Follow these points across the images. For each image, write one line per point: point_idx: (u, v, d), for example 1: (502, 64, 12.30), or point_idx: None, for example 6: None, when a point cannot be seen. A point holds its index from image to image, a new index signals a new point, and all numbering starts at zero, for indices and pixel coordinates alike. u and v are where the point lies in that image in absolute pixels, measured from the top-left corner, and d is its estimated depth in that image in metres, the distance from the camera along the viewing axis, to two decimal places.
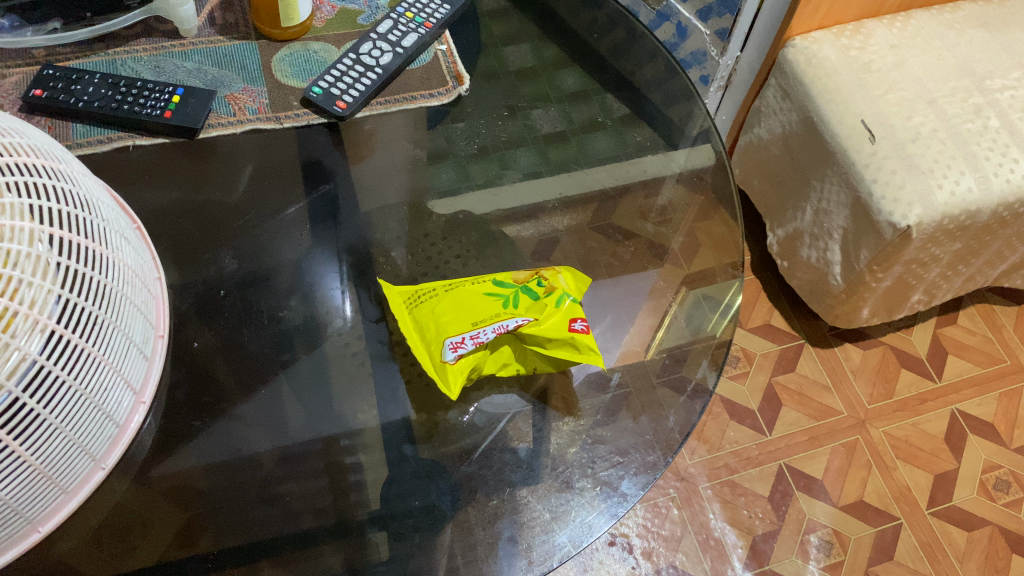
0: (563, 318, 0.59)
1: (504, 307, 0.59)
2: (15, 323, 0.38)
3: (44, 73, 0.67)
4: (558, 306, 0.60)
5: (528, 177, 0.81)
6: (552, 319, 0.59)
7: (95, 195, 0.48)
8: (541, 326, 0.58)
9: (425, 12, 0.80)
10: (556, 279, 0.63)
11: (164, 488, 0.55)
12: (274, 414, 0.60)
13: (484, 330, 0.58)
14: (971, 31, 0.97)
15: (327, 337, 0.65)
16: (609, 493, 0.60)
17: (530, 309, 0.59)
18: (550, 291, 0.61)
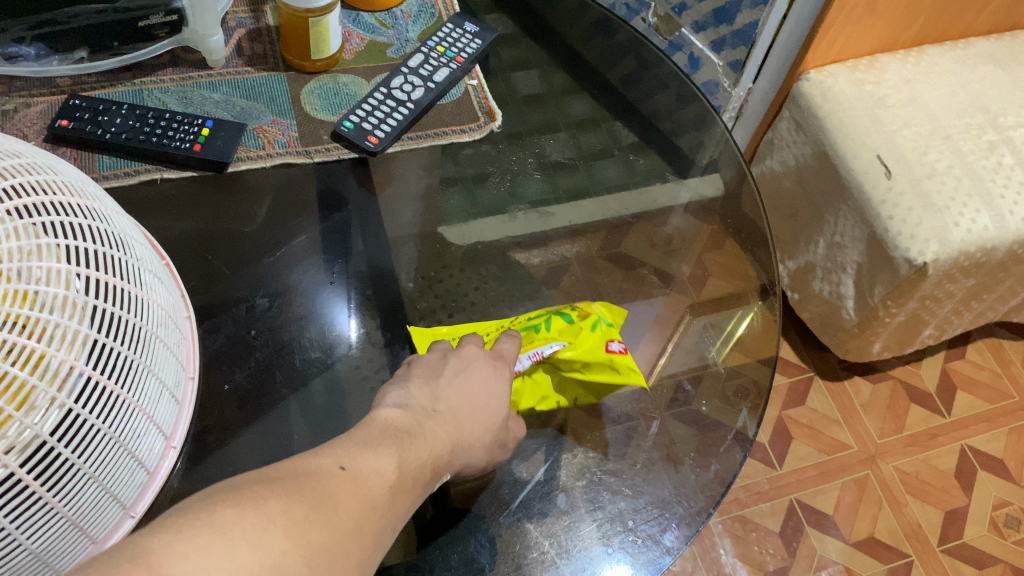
0: (599, 340, 0.59)
1: (538, 333, 0.59)
2: (49, 366, 0.37)
3: (70, 103, 0.66)
4: (592, 328, 0.60)
5: (535, 206, 0.80)
6: (588, 341, 0.58)
7: (128, 235, 0.47)
8: (578, 347, 0.58)
9: (457, 47, 0.79)
10: (588, 307, 0.63)
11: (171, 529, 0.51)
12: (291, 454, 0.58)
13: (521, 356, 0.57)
14: (983, 67, 0.95)
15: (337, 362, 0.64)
16: (653, 547, 0.59)
17: (564, 334, 0.59)
18: (583, 317, 0.61)
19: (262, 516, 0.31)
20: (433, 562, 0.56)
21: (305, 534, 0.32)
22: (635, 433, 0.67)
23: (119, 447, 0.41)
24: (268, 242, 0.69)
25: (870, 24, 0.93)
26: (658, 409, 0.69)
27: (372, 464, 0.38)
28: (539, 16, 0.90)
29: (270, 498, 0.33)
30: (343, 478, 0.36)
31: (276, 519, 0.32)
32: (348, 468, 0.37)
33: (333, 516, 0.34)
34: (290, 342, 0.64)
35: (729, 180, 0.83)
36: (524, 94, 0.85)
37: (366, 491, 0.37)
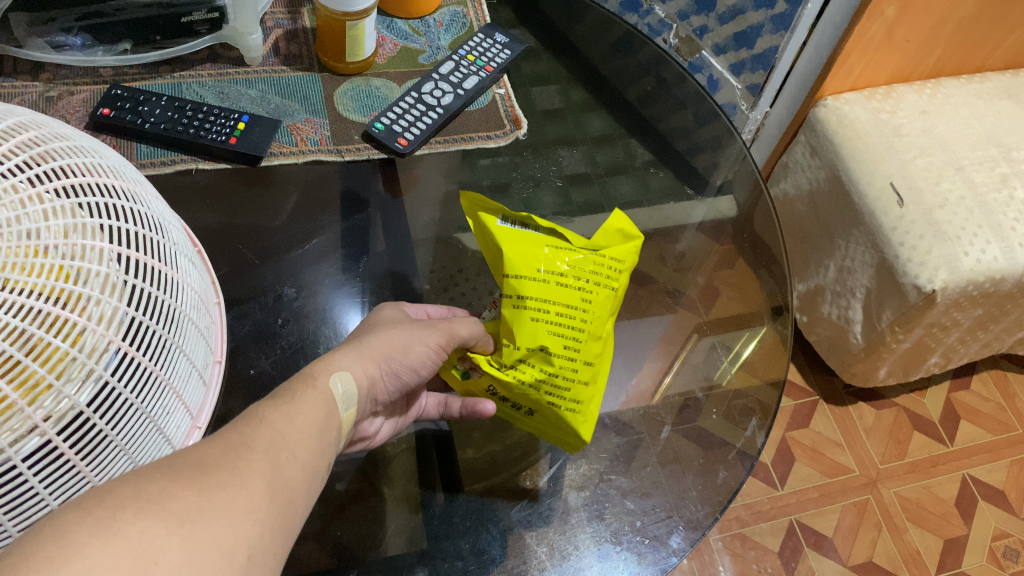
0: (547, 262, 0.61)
1: None
2: (83, 339, 0.38)
3: (113, 92, 0.68)
4: None
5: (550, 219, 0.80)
6: None
7: (165, 220, 0.49)
8: None
9: (487, 56, 0.81)
10: None
11: None
12: None
13: None
14: (998, 101, 0.96)
15: None
16: (658, 548, 0.61)
17: None
18: None
19: (110, 503, 0.31)
20: (444, 553, 0.58)
21: (162, 502, 0.32)
22: (642, 442, 0.69)
23: (149, 421, 0.43)
24: (298, 234, 0.71)
25: (888, 54, 0.94)
26: (668, 415, 0.71)
27: (236, 431, 0.39)
28: (562, 32, 0.91)
29: (124, 484, 0.32)
30: (209, 451, 0.37)
31: (128, 502, 0.31)
32: (210, 442, 0.38)
33: (202, 480, 0.34)
34: (313, 336, 0.65)
35: (743, 200, 0.84)
36: (542, 109, 0.85)
37: (237, 455, 0.37)
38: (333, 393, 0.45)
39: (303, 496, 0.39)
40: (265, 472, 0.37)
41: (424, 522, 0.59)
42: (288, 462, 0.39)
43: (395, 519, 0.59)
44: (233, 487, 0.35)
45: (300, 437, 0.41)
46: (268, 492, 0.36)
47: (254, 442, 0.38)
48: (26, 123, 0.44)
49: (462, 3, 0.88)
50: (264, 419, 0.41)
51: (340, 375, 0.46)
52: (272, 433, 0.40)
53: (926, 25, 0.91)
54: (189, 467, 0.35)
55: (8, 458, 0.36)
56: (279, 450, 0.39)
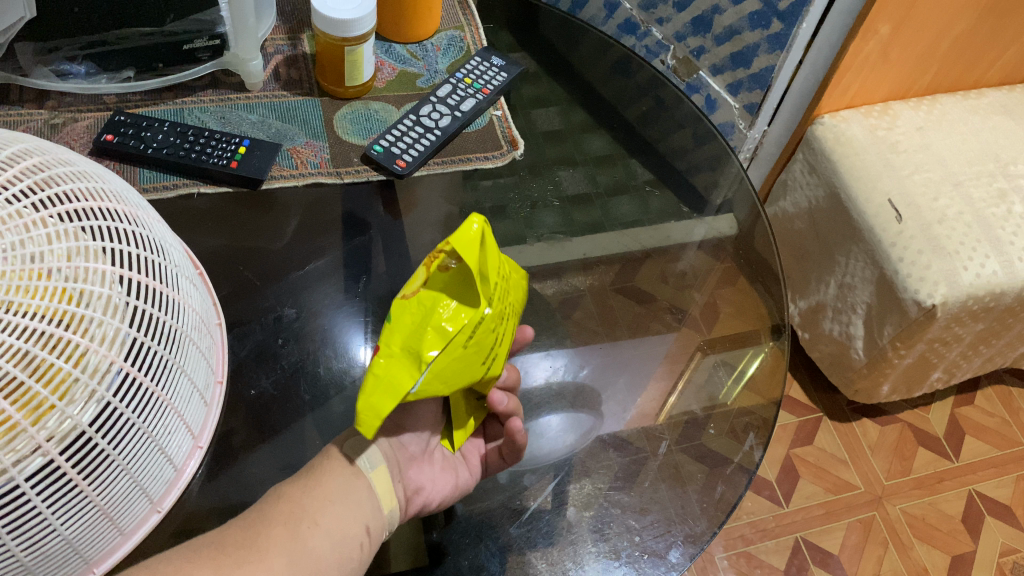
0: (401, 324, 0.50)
1: None
2: (86, 359, 0.39)
3: (116, 119, 0.70)
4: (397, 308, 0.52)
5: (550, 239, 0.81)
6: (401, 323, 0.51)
7: (167, 242, 0.50)
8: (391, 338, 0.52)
9: (484, 78, 0.82)
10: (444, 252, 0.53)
11: (176, 530, 0.53)
12: (301, 457, 0.60)
13: None
14: (995, 117, 0.97)
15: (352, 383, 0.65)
16: (657, 562, 0.61)
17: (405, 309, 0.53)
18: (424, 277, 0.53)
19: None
20: (444, 570, 0.58)
21: None
22: (644, 460, 0.69)
23: (150, 441, 0.44)
24: (300, 256, 0.72)
25: (885, 71, 0.95)
26: (670, 433, 0.72)
27: (258, 511, 0.48)
28: (560, 54, 0.92)
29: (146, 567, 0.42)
30: (232, 532, 0.46)
31: None
32: (236, 529, 0.46)
33: (219, 559, 0.43)
34: (314, 356, 0.66)
35: (743, 219, 0.84)
36: (542, 131, 0.86)
37: (257, 531, 0.46)
38: (352, 457, 0.52)
39: (331, 562, 0.47)
40: (284, 549, 0.45)
41: (425, 542, 0.59)
42: (307, 533, 0.47)
43: (396, 537, 0.59)
44: (252, 561, 0.44)
45: (326, 508, 0.48)
46: (285, 563, 0.44)
47: (272, 520, 0.47)
48: (31, 149, 0.46)
49: (459, 27, 0.89)
50: (285, 497, 0.49)
51: (359, 443, 0.53)
52: (292, 506, 0.48)
53: (922, 42, 0.92)
54: (213, 549, 0.44)
55: (12, 477, 0.37)
56: (298, 522, 0.47)
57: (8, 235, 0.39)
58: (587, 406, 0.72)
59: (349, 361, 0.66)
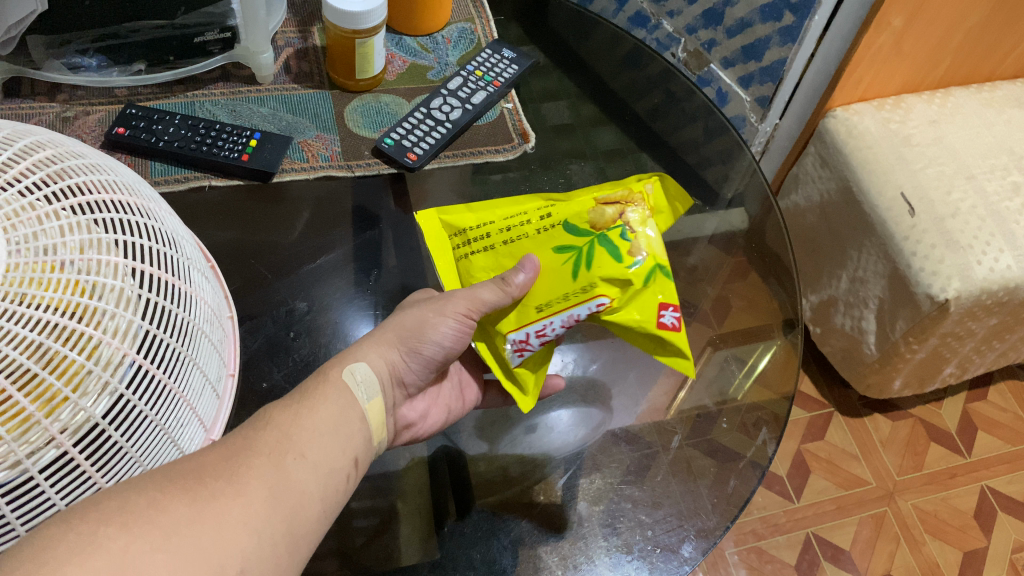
0: (654, 301, 0.58)
1: (573, 287, 0.58)
2: (98, 352, 0.39)
3: (127, 111, 0.70)
4: (646, 284, 0.58)
5: None
6: (633, 300, 0.58)
7: (179, 236, 0.50)
8: (618, 312, 0.58)
9: (495, 71, 0.82)
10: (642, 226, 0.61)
11: None
12: None
13: (552, 321, 0.58)
14: (1009, 110, 0.96)
15: None
16: (670, 556, 0.61)
17: (606, 280, 0.58)
18: (632, 251, 0.59)
19: (94, 517, 0.33)
20: (456, 563, 0.58)
21: (149, 516, 0.34)
22: (655, 454, 0.68)
23: (164, 434, 0.44)
24: (310, 250, 0.72)
25: (897, 64, 0.94)
26: (682, 427, 0.71)
27: (242, 435, 0.42)
28: (571, 46, 0.91)
29: (111, 498, 0.35)
30: (209, 459, 0.39)
31: (112, 516, 0.34)
32: (213, 450, 0.40)
33: (194, 490, 0.37)
34: (325, 348, 0.66)
35: (755, 213, 0.83)
36: (552, 124, 0.86)
37: (238, 460, 0.40)
38: (349, 384, 0.48)
39: (315, 497, 0.41)
40: (268, 480, 0.39)
41: (437, 536, 0.59)
42: (294, 465, 0.41)
43: (407, 531, 0.59)
44: (228, 497, 0.37)
45: (315, 439, 0.43)
46: (267, 498, 0.39)
47: (257, 446, 0.41)
48: (43, 142, 0.46)
49: (470, 20, 0.89)
50: (272, 420, 0.43)
51: (356, 367, 0.49)
52: (279, 433, 0.42)
53: (934, 35, 0.91)
54: (185, 477, 0.37)
55: (26, 469, 0.37)
56: (284, 453, 0.41)
57: (21, 229, 0.39)
58: (599, 400, 0.72)
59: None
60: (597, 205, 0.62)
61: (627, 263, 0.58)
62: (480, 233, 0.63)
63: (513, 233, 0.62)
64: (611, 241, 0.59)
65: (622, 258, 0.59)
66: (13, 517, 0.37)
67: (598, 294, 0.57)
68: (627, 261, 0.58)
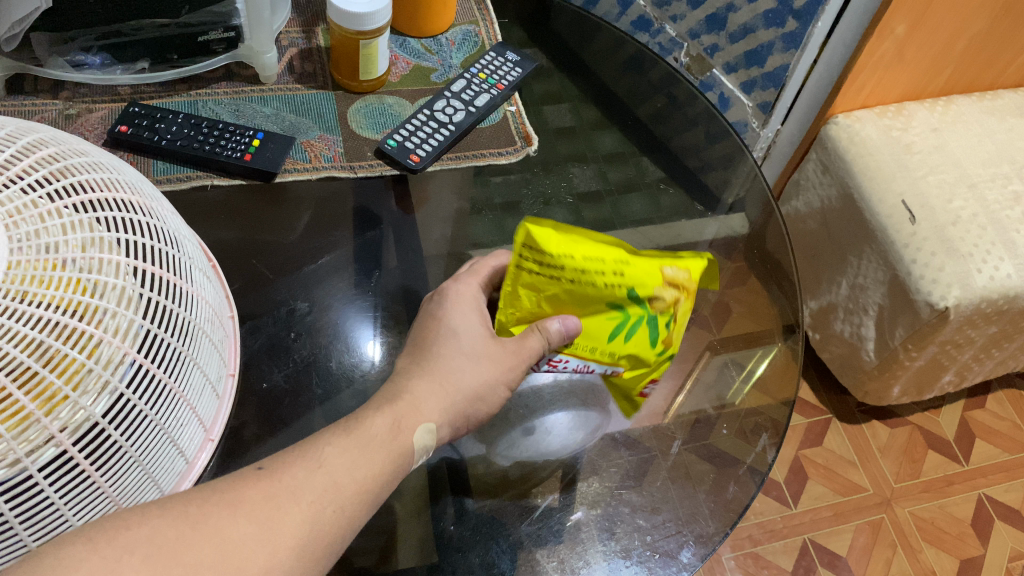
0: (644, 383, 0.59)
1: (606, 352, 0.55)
2: (99, 351, 0.39)
3: (130, 110, 0.70)
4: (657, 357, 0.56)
5: None
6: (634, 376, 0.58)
7: (180, 235, 0.50)
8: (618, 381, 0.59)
9: (499, 73, 0.82)
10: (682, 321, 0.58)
11: None
12: None
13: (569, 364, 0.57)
14: (1010, 119, 0.96)
15: (359, 378, 0.65)
16: (668, 563, 0.61)
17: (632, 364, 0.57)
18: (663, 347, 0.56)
19: (120, 545, 0.34)
20: (453, 566, 0.58)
21: (175, 552, 0.34)
22: (653, 459, 0.68)
23: (162, 433, 0.44)
24: (311, 250, 0.71)
25: (900, 71, 0.94)
26: (681, 431, 0.71)
27: (287, 473, 0.41)
28: (574, 50, 0.91)
29: (142, 523, 0.35)
30: (250, 493, 0.39)
31: (137, 545, 0.34)
32: (257, 483, 0.40)
33: (224, 531, 0.36)
34: (325, 350, 0.66)
35: (756, 218, 0.83)
36: (554, 127, 0.86)
37: (277, 504, 0.39)
38: (415, 448, 0.48)
39: (338, 542, 0.41)
40: (301, 529, 0.39)
41: (434, 538, 0.59)
42: (330, 517, 0.40)
43: (404, 533, 0.59)
44: (259, 543, 0.37)
45: (353, 487, 0.42)
46: (295, 552, 0.38)
47: (300, 492, 0.40)
48: (46, 140, 0.46)
49: (473, 22, 0.89)
50: (324, 463, 0.42)
51: (425, 428, 0.49)
52: (316, 468, 0.42)
53: (937, 43, 0.91)
54: (220, 509, 0.37)
55: (25, 468, 0.37)
56: (325, 504, 0.40)
57: (23, 226, 0.40)
58: None
59: (360, 356, 0.66)
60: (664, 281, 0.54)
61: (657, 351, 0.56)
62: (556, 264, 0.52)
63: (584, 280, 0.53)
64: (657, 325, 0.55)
65: (655, 343, 0.55)
66: (13, 516, 0.37)
67: (616, 363, 0.56)
68: (657, 346, 0.55)
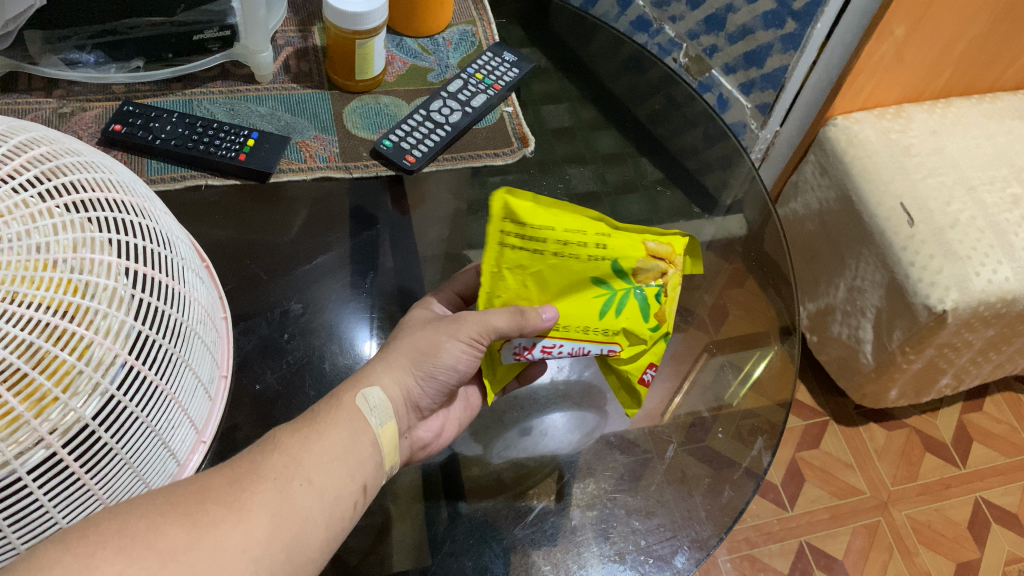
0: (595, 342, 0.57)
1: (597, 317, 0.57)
2: (90, 352, 0.39)
3: (124, 109, 0.69)
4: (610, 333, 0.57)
5: None
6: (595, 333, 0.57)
7: (174, 235, 0.50)
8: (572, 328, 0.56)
9: (495, 74, 0.81)
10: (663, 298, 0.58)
11: None
12: None
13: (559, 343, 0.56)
14: (1009, 122, 0.96)
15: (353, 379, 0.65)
16: (662, 566, 0.61)
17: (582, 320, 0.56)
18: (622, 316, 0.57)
19: (93, 539, 0.35)
20: (447, 570, 0.58)
21: (149, 540, 0.36)
22: (649, 462, 0.68)
23: (154, 436, 0.44)
24: (307, 250, 0.71)
25: (898, 73, 0.94)
26: (676, 435, 0.71)
27: (248, 458, 0.43)
28: (572, 50, 0.91)
29: (112, 518, 0.36)
30: (214, 482, 0.40)
31: (110, 539, 0.35)
32: (220, 472, 0.41)
33: (195, 516, 0.38)
34: (319, 351, 0.66)
35: (754, 219, 0.83)
36: (552, 127, 0.85)
37: (242, 486, 0.41)
38: (363, 407, 0.48)
39: (321, 524, 0.42)
40: (271, 505, 0.40)
41: (429, 540, 0.59)
42: (300, 491, 0.42)
43: (399, 536, 0.59)
44: (230, 523, 0.38)
45: (321, 461, 0.44)
46: (267, 525, 0.40)
47: (262, 471, 0.42)
48: (38, 138, 0.45)
49: (472, 23, 0.88)
50: (278, 443, 0.44)
51: (368, 392, 0.49)
52: (287, 458, 0.43)
53: (936, 45, 0.91)
54: (188, 499, 0.39)
55: (14, 470, 0.37)
56: (290, 478, 0.42)
57: (15, 225, 0.39)
58: (594, 406, 0.71)
59: (356, 356, 0.66)
60: (648, 253, 0.58)
61: (650, 326, 0.58)
62: (539, 237, 0.56)
63: (569, 250, 0.56)
64: (646, 300, 0.57)
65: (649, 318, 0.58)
66: (3, 522, 0.37)
67: (612, 340, 0.57)
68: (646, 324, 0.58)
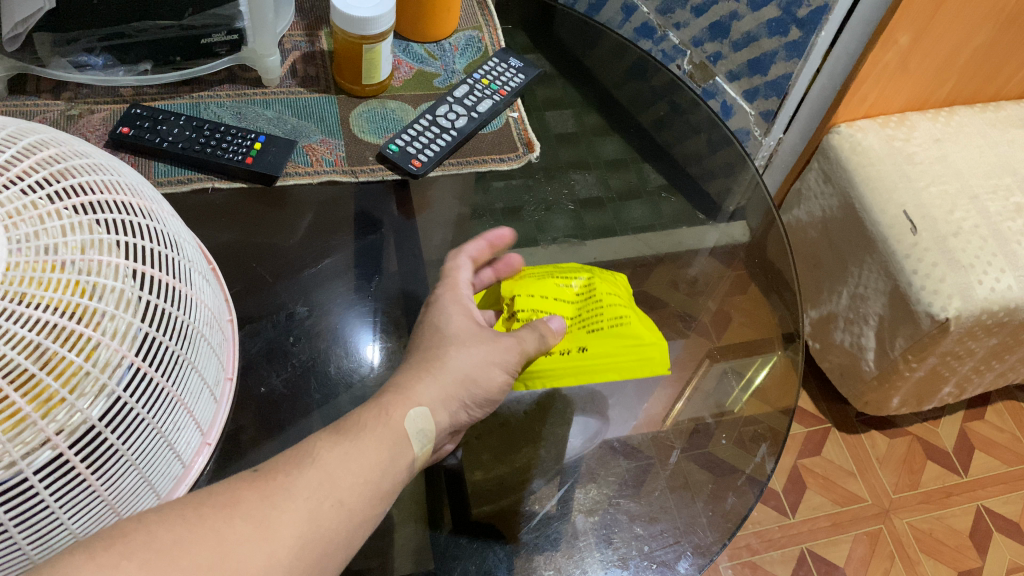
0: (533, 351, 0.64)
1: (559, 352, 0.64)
2: (96, 353, 0.39)
3: (132, 111, 0.70)
4: None
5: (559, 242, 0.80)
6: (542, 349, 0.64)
7: (180, 238, 0.50)
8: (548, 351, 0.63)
9: (501, 80, 0.82)
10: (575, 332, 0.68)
11: None
12: None
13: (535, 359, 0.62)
14: (1012, 131, 0.96)
15: (357, 383, 0.65)
16: (664, 572, 0.61)
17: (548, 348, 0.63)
18: None
19: (116, 551, 0.34)
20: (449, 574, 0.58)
21: (170, 559, 0.35)
22: (651, 468, 0.68)
23: (158, 436, 0.44)
24: (312, 254, 0.71)
25: (902, 82, 0.94)
26: (678, 440, 0.71)
27: (284, 471, 0.42)
28: (577, 56, 0.91)
29: (139, 530, 0.36)
30: (246, 493, 0.40)
31: (137, 551, 0.35)
32: (253, 484, 0.41)
33: (222, 531, 0.37)
34: (323, 355, 0.66)
35: (757, 226, 0.83)
36: (556, 132, 0.85)
37: (274, 502, 0.40)
38: (408, 431, 0.47)
39: (343, 542, 0.42)
40: (299, 527, 0.39)
41: (433, 544, 0.59)
42: (330, 511, 0.41)
43: (401, 539, 0.59)
44: (256, 543, 0.38)
45: (354, 480, 0.43)
46: (294, 550, 0.39)
47: (296, 488, 0.41)
48: (47, 141, 0.46)
49: (478, 28, 0.89)
50: (317, 458, 0.43)
51: (417, 412, 0.48)
52: (322, 473, 0.42)
53: (940, 54, 0.91)
54: (215, 514, 0.38)
55: (20, 470, 0.37)
56: (322, 498, 0.41)
57: (23, 227, 0.40)
58: (597, 411, 0.72)
59: (360, 360, 0.66)
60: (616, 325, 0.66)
61: None
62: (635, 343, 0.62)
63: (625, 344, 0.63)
64: None
65: None
66: (6, 518, 0.37)
67: None
68: None
